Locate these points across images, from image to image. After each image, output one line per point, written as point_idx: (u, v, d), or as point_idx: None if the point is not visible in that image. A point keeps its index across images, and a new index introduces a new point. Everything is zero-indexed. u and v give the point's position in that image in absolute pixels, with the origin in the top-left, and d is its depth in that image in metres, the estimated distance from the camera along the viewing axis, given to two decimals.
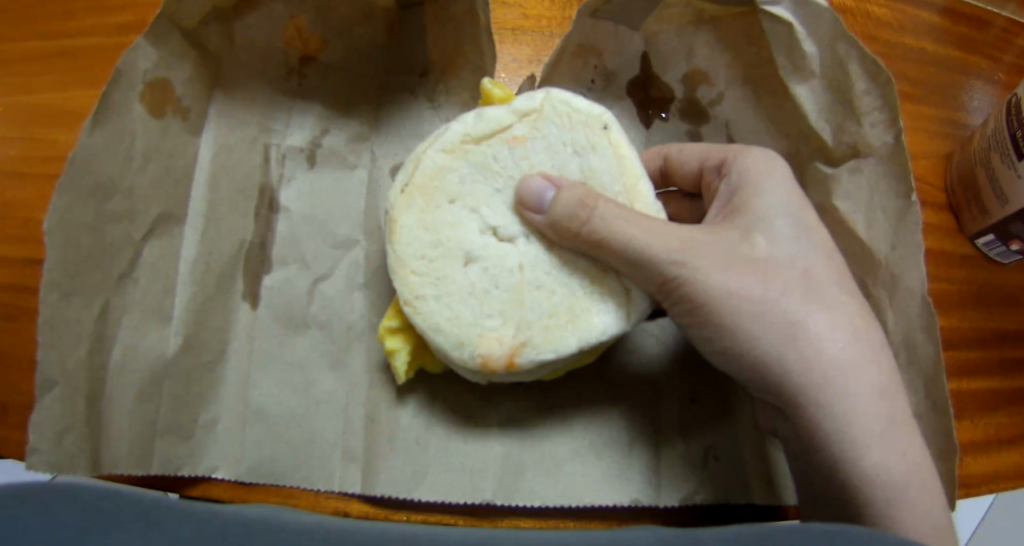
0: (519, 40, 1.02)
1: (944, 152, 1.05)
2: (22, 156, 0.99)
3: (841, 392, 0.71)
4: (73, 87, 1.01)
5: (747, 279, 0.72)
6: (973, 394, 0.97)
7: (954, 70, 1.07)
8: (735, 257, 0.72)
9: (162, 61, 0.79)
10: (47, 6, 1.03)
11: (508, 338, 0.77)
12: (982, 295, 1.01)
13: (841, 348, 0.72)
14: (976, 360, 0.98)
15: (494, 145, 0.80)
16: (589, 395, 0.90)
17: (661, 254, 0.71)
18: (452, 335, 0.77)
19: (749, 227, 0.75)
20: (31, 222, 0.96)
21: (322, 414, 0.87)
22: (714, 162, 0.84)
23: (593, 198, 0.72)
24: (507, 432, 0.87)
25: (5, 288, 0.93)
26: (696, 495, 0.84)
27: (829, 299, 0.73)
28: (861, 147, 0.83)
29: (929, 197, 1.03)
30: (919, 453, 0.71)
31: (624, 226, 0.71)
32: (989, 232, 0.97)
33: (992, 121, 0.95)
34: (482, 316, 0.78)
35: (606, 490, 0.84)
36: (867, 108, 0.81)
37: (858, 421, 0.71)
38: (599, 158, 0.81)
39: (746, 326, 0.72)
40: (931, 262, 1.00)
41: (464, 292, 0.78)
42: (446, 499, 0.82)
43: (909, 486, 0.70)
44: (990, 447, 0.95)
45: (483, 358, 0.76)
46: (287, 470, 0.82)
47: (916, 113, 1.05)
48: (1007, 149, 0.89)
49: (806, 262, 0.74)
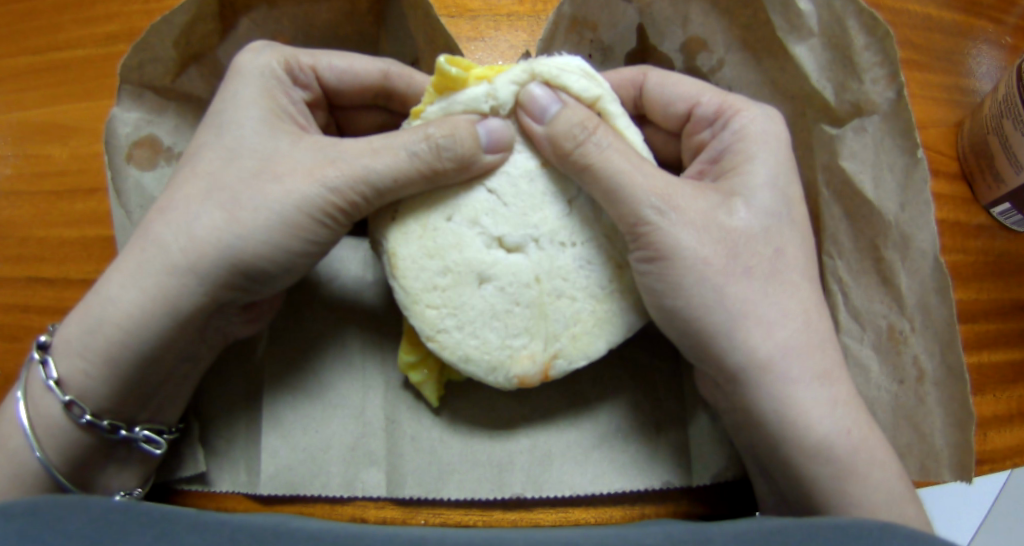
0: (514, 26, 0.99)
1: (953, 121, 1.02)
2: (18, 175, 0.98)
3: (782, 379, 0.70)
4: (64, 102, 1.00)
5: (713, 247, 0.69)
6: (994, 367, 0.95)
7: (958, 35, 1.04)
8: (710, 223, 0.69)
9: (142, 120, 0.85)
10: (33, 21, 1.02)
11: (538, 354, 0.76)
12: (999, 267, 0.98)
13: (786, 335, 0.70)
14: (996, 333, 0.96)
15: None
16: (611, 378, 0.88)
17: (642, 193, 0.68)
18: (484, 362, 0.75)
19: (731, 192, 0.73)
20: (30, 240, 0.95)
21: (339, 418, 0.86)
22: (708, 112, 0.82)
23: (593, 123, 0.70)
24: (532, 422, 0.86)
25: (10, 309, 0.93)
26: (726, 471, 0.83)
27: (787, 282, 0.72)
28: (864, 104, 0.81)
29: (940, 167, 1.00)
30: (865, 427, 0.72)
31: (613, 162, 0.68)
32: (1006, 201, 0.94)
33: (1002, 86, 0.93)
34: (508, 338, 0.75)
35: (636, 475, 0.83)
36: (867, 64, 0.79)
37: (800, 407, 0.70)
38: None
39: (762, 339, 0.70)
40: (946, 234, 0.98)
41: (485, 317, 0.75)
42: (476, 495, 0.82)
43: (857, 459, 0.71)
44: (1014, 421, 0.93)
45: (518, 379, 0.75)
46: (307, 478, 0.82)
47: (922, 82, 1.02)
48: (1018, 114, 0.88)
49: (781, 238, 0.73)
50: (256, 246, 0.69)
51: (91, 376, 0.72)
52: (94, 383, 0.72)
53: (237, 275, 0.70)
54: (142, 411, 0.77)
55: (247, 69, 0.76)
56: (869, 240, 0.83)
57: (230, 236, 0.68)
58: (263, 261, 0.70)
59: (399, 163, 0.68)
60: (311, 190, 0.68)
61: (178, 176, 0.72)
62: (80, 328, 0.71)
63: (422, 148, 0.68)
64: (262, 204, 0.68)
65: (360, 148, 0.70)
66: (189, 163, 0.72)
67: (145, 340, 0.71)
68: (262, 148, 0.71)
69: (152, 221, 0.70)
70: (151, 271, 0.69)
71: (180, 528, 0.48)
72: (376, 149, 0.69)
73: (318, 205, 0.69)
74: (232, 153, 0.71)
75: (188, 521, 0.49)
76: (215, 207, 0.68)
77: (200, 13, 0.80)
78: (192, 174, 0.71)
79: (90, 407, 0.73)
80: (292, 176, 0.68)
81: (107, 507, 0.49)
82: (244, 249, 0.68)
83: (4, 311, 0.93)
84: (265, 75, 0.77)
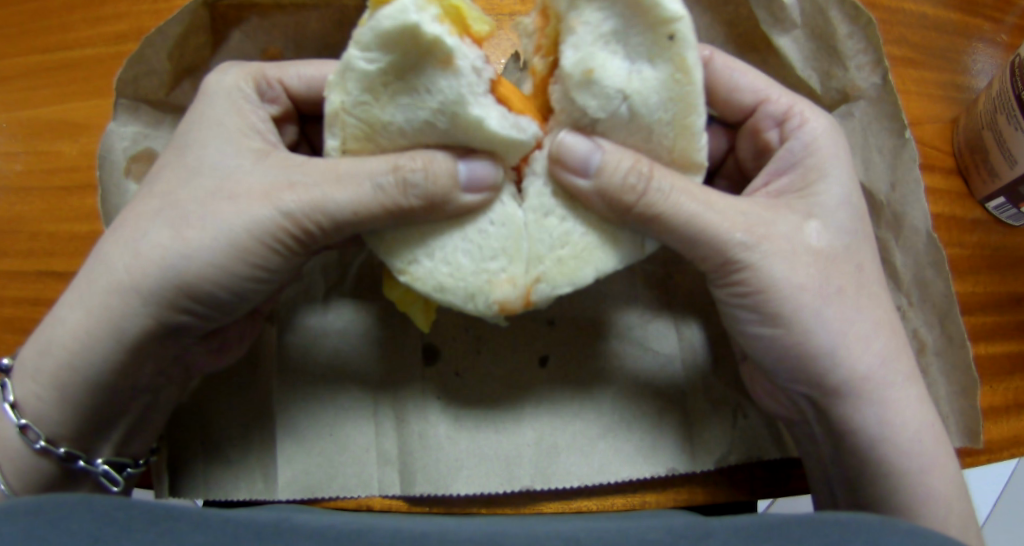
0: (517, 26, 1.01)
1: (949, 117, 1.04)
2: (28, 171, 1.00)
3: (873, 400, 0.71)
4: (75, 99, 1.01)
5: (807, 271, 0.68)
6: (991, 358, 0.96)
7: (955, 34, 1.06)
8: (798, 248, 0.69)
9: (139, 134, 0.86)
10: (43, 21, 1.04)
11: (520, 278, 0.70)
12: (995, 260, 1.00)
13: (881, 347, 0.71)
14: (994, 325, 0.97)
15: (427, 69, 0.64)
16: (612, 369, 0.89)
17: (726, 234, 0.66)
18: (459, 290, 0.70)
19: (808, 211, 0.72)
20: (40, 234, 0.97)
21: (351, 419, 0.87)
22: (775, 112, 0.80)
23: (646, 167, 0.65)
24: (536, 416, 0.87)
25: (21, 302, 0.94)
26: (730, 455, 0.85)
27: (870, 289, 0.72)
28: (850, 90, 0.84)
29: (937, 162, 1.02)
30: (929, 414, 0.73)
31: (688, 202, 0.65)
32: (1000, 195, 0.96)
33: (996, 83, 0.95)
34: (483, 261, 0.70)
35: (642, 463, 0.85)
36: (851, 52, 0.81)
37: (897, 413, 0.71)
38: (654, 73, 0.66)
39: (816, 336, 0.69)
40: (942, 228, 1.00)
41: (453, 238, 0.71)
42: (485, 490, 0.84)
43: (938, 456, 0.72)
44: (1012, 413, 0.94)
45: (498, 304, 0.70)
46: (324, 482, 0.84)
47: (918, 79, 1.04)
48: (1011, 110, 0.90)
49: (860, 255, 0.72)
50: (202, 267, 0.66)
51: (44, 400, 0.71)
52: (43, 403, 0.71)
53: (193, 301, 0.68)
54: (101, 443, 0.77)
55: (212, 89, 0.77)
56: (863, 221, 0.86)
57: (176, 258, 0.66)
58: (207, 283, 0.67)
59: (360, 194, 0.64)
60: (265, 211, 0.65)
61: (139, 196, 0.71)
62: (33, 349, 0.72)
63: (388, 180, 0.64)
64: (216, 223, 0.66)
65: (318, 170, 0.66)
66: (146, 186, 0.72)
67: (89, 363, 0.70)
68: (221, 168, 0.69)
69: (107, 241, 0.69)
70: (95, 292, 0.68)
71: (181, 526, 0.49)
72: (340, 175, 0.65)
73: (270, 231, 0.66)
74: (190, 173, 0.70)
75: (188, 518, 0.50)
76: (164, 226, 0.67)
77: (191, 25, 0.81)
78: (147, 194, 0.70)
79: (45, 431, 0.73)
80: (246, 196, 0.66)
81: (108, 510, 0.50)
82: (190, 270, 0.66)
83: (12, 305, 0.94)
84: (231, 92, 0.77)
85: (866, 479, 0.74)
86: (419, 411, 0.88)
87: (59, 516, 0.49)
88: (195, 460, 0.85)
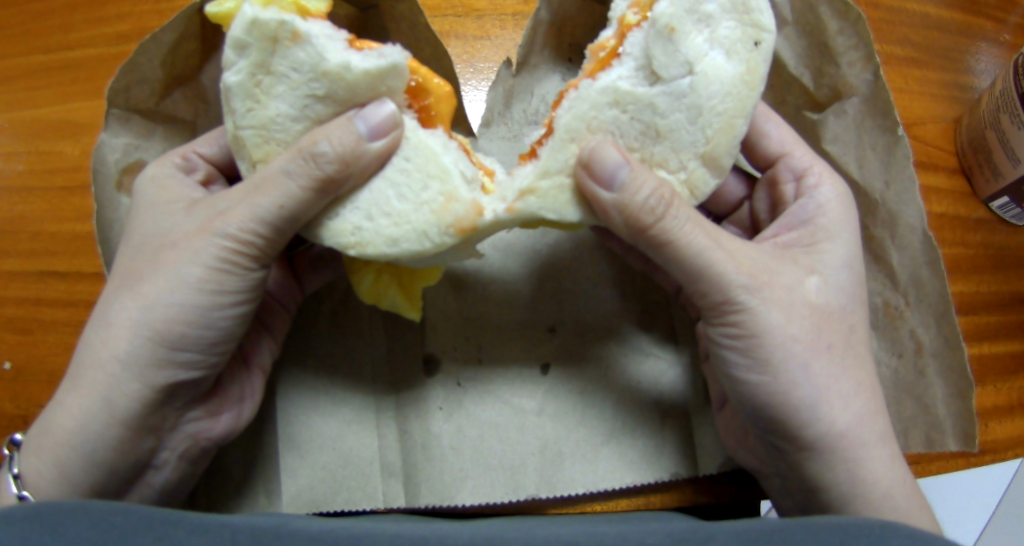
0: (520, 25, 1.01)
1: (952, 117, 1.03)
2: (29, 170, 1.00)
3: (848, 441, 0.68)
4: (76, 99, 1.01)
5: (799, 322, 0.67)
6: (994, 357, 0.96)
7: (958, 34, 1.06)
8: (791, 302, 0.67)
9: (129, 146, 0.85)
10: (45, 21, 1.04)
11: (465, 194, 0.69)
12: (998, 260, 0.99)
13: (861, 404, 0.69)
14: (997, 324, 0.97)
15: (286, 55, 0.66)
16: (613, 376, 0.89)
17: (725, 269, 0.65)
18: (407, 230, 0.68)
19: (811, 267, 0.70)
20: (43, 234, 0.97)
21: (352, 427, 0.87)
22: (795, 166, 0.80)
23: (670, 194, 0.64)
24: (538, 424, 0.87)
25: (24, 302, 0.94)
26: (734, 459, 0.85)
27: (859, 352, 0.71)
28: (842, 88, 0.83)
29: (940, 162, 1.02)
30: (897, 463, 0.70)
31: (693, 235, 0.64)
32: (1004, 194, 0.96)
33: (999, 82, 0.95)
34: (418, 195, 0.68)
35: (647, 469, 0.85)
36: (841, 48, 0.81)
37: (871, 460, 0.69)
38: (728, 64, 0.69)
39: (792, 372, 0.67)
40: (945, 228, 0.99)
41: (383, 188, 0.68)
42: (490, 500, 0.83)
43: (909, 493, 0.69)
44: (1015, 412, 0.94)
45: (455, 226, 0.68)
46: (328, 495, 0.83)
47: (919, 79, 1.04)
48: (1015, 109, 0.90)
49: (855, 317, 0.71)
50: (165, 311, 0.66)
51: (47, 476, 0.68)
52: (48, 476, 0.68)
53: (183, 337, 0.67)
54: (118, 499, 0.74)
55: (149, 172, 0.77)
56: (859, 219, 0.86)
57: (139, 309, 0.66)
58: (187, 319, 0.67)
59: (280, 187, 0.63)
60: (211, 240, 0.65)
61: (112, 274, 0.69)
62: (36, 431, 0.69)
63: (297, 163, 0.62)
64: (185, 261, 0.66)
65: (239, 194, 0.66)
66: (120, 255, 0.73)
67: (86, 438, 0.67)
68: (159, 231, 0.70)
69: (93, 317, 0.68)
70: (84, 370, 0.67)
71: (180, 533, 0.49)
72: (256, 185, 0.64)
73: (217, 256, 0.65)
74: (152, 235, 0.69)
75: (186, 525, 0.50)
76: (125, 293, 0.67)
77: (183, 34, 0.80)
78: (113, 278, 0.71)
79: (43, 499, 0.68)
80: (184, 242, 0.67)
81: (107, 512, 0.50)
82: (158, 318, 0.66)
83: (13, 304, 0.94)
84: (159, 176, 0.76)
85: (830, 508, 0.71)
86: (421, 429, 0.87)
87: (56, 522, 0.48)
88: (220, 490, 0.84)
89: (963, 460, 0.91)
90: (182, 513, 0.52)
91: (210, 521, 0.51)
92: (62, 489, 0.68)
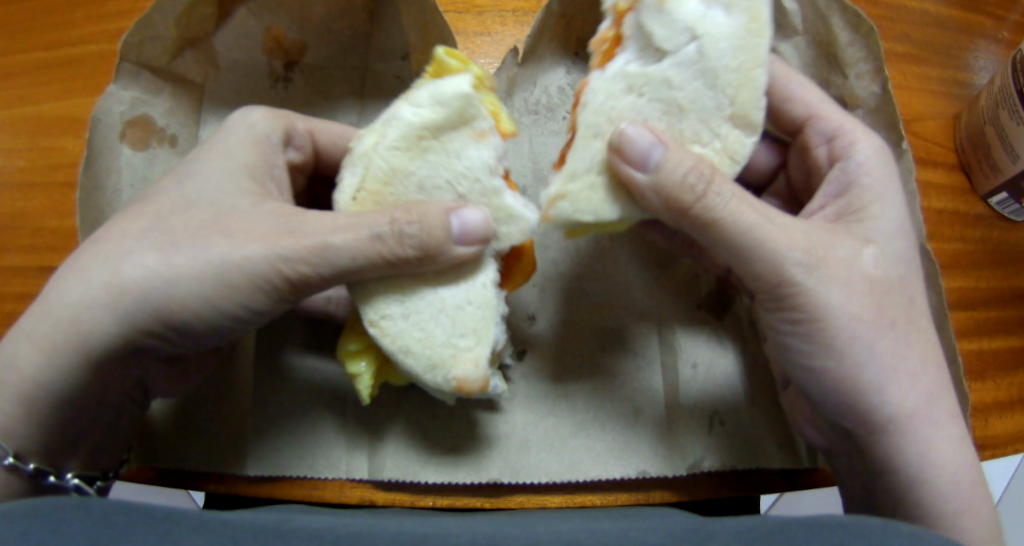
0: (521, 21, 1.02)
1: (951, 113, 1.04)
2: (30, 167, 1.00)
3: (920, 426, 0.69)
4: (75, 96, 1.02)
5: (863, 299, 0.67)
6: (993, 353, 0.96)
7: (958, 32, 1.06)
8: (854, 278, 0.67)
9: (137, 100, 0.86)
10: (45, 19, 1.04)
11: (483, 360, 0.74)
12: (997, 256, 0.99)
13: (927, 385, 0.69)
14: (996, 320, 0.97)
15: (457, 139, 0.76)
16: (595, 365, 0.89)
17: (783, 252, 0.66)
18: (424, 357, 0.74)
19: (866, 236, 0.70)
20: (43, 230, 0.97)
21: (327, 412, 0.87)
22: (826, 127, 0.79)
23: (709, 171, 0.65)
24: (511, 408, 0.87)
25: (23, 298, 0.94)
26: (702, 462, 0.84)
27: (920, 328, 0.70)
28: (849, 98, 0.86)
29: (938, 158, 1.02)
30: (965, 445, 0.71)
31: (743, 216, 0.65)
32: (1003, 190, 0.96)
33: (998, 78, 0.95)
34: (454, 336, 0.74)
35: (613, 461, 0.84)
36: (851, 59, 0.82)
37: (939, 445, 0.69)
38: (727, 20, 0.71)
39: (860, 355, 0.67)
40: (944, 223, 0.99)
41: (433, 309, 0.75)
42: (452, 480, 0.83)
43: (971, 482, 0.70)
44: (1016, 407, 0.93)
45: (456, 382, 0.73)
46: (292, 463, 0.83)
47: (917, 76, 1.04)
48: (1014, 105, 0.90)
49: (913, 288, 0.71)
50: (185, 295, 0.66)
51: (17, 420, 0.69)
52: (19, 424, 0.69)
53: (158, 323, 0.67)
54: (71, 455, 0.75)
55: (226, 135, 0.76)
56: None
57: (159, 282, 0.65)
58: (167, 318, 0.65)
59: (359, 241, 0.64)
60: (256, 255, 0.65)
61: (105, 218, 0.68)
62: None
63: (386, 231, 0.64)
64: (201, 254, 0.65)
65: (325, 224, 0.66)
66: (140, 206, 0.70)
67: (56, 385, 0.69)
68: (218, 203, 0.68)
69: (82, 254, 0.68)
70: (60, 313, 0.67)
71: (183, 530, 0.49)
72: (343, 227, 0.65)
73: (265, 275, 0.65)
74: (187, 204, 0.69)
75: (190, 522, 0.50)
76: (151, 247, 0.66)
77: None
78: (135, 213, 0.69)
79: (13, 447, 0.70)
80: (243, 234, 0.66)
81: (108, 510, 0.50)
82: (167, 293, 0.65)
83: (13, 300, 0.94)
84: (259, 137, 0.76)
85: (883, 489, 0.73)
86: (461, 412, 0.86)
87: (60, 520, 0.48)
88: (195, 468, 0.83)
89: None
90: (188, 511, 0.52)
91: (211, 519, 0.51)
92: (31, 429, 0.70)
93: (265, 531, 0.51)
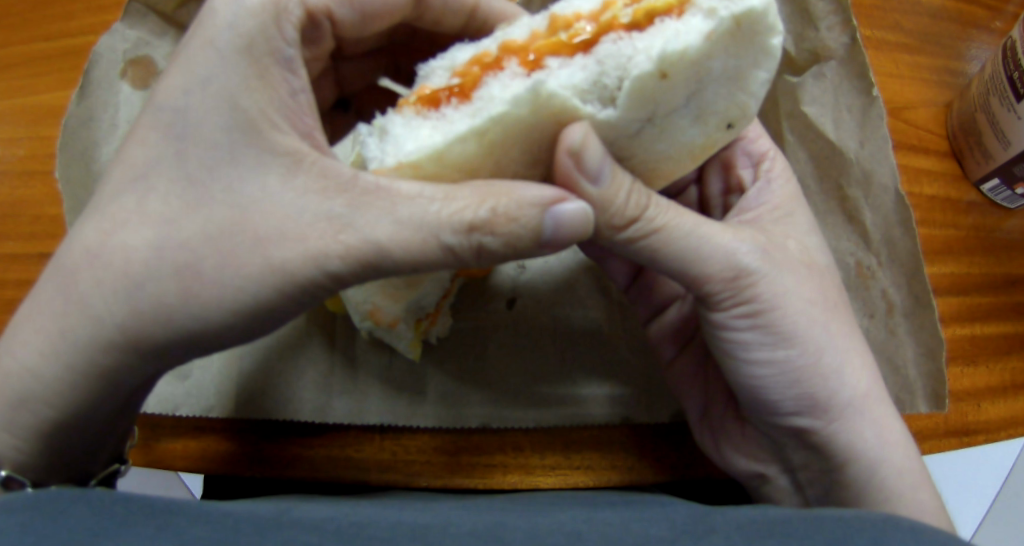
0: None
1: (943, 101, 1.05)
2: (29, 155, 1.01)
3: (860, 411, 0.67)
4: (75, 84, 1.03)
5: (809, 290, 0.67)
6: (987, 338, 0.96)
7: (950, 21, 1.07)
8: (794, 270, 0.67)
9: (141, 40, 0.90)
10: (46, 9, 1.05)
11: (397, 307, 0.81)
12: (990, 242, 1.00)
13: (867, 372, 0.68)
14: (988, 306, 0.97)
15: None
16: (579, 320, 0.90)
17: (705, 244, 0.63)
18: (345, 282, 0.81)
19: (784, 233, 0.72)
20: (44, 217, 0.98)
21: (309, 352, 0.86)
22: (754, 151, 0.82)
23: (648, 196, 0.62)
24: (498, 359, 0.87)
25: (21, 285, 0.95)
26: (684, 411, 0.84)
27: (845, 318, 0.70)
28: (822, 52, 0.87)
29: (930, 145, 1.03)
30: (901, 431, 0.69)
31: (680, 220, 0.62)
32: (994, 176, 0.97)
33: (989, 66, 0.96)
34: None
35: (598, 407, 0.84)
36: (822, 14, 0.85)
37: (881, 431, 0.67)
38: (706, 97, 0.64)
39: (790, 336, 0.65)
40: (936, 210, 1.00)
41: None
42: (442, 424, 0.82)
43: (914, 472, 0.68)
44: (1010, 392, 0.94)
45: (370, 309, 0.80)
46: (276, 407, 0.82)
47: (912, 64, 1.05)
48: (1004, 91, 0.92)
49: (831, 284, 0.71)
50: None
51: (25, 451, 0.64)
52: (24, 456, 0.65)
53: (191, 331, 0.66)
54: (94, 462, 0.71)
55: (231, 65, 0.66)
56: (833, 181, 0.89)
57: None
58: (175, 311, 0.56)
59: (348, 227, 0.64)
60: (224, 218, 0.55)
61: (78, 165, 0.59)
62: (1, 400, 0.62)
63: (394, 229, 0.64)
64: None
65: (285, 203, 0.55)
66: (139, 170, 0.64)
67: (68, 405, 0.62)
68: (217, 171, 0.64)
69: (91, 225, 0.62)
70: None
71: (181, 523, 0.50)
72: (399, 219, 0.53)
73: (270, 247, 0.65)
74: None
75: (186, 515, 0.51)
76: None
77: None
78: None
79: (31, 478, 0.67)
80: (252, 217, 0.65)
81: (106, 505, 0.51)
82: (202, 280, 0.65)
83: (13, 286, 0.94)
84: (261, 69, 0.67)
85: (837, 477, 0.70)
86: (447, 395, 0.84)
87: (59, 511, 0.50)
88: (194, 448, 0.82)
89: (958, 439, 0.91)
90: (186, 506, 0.53)
91: (210, 514, 0.52)
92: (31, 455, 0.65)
93: (263, 524, 0.51)
